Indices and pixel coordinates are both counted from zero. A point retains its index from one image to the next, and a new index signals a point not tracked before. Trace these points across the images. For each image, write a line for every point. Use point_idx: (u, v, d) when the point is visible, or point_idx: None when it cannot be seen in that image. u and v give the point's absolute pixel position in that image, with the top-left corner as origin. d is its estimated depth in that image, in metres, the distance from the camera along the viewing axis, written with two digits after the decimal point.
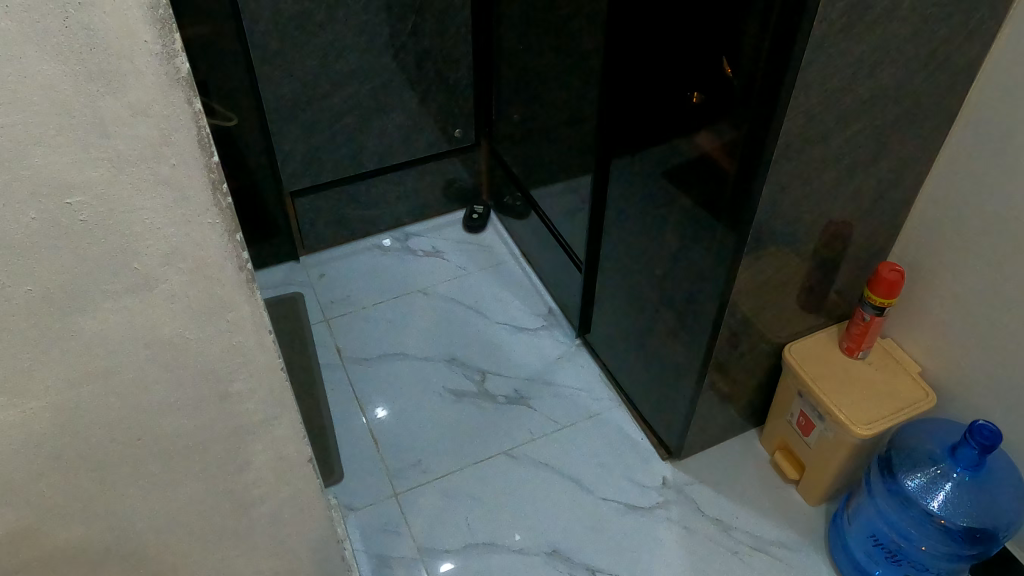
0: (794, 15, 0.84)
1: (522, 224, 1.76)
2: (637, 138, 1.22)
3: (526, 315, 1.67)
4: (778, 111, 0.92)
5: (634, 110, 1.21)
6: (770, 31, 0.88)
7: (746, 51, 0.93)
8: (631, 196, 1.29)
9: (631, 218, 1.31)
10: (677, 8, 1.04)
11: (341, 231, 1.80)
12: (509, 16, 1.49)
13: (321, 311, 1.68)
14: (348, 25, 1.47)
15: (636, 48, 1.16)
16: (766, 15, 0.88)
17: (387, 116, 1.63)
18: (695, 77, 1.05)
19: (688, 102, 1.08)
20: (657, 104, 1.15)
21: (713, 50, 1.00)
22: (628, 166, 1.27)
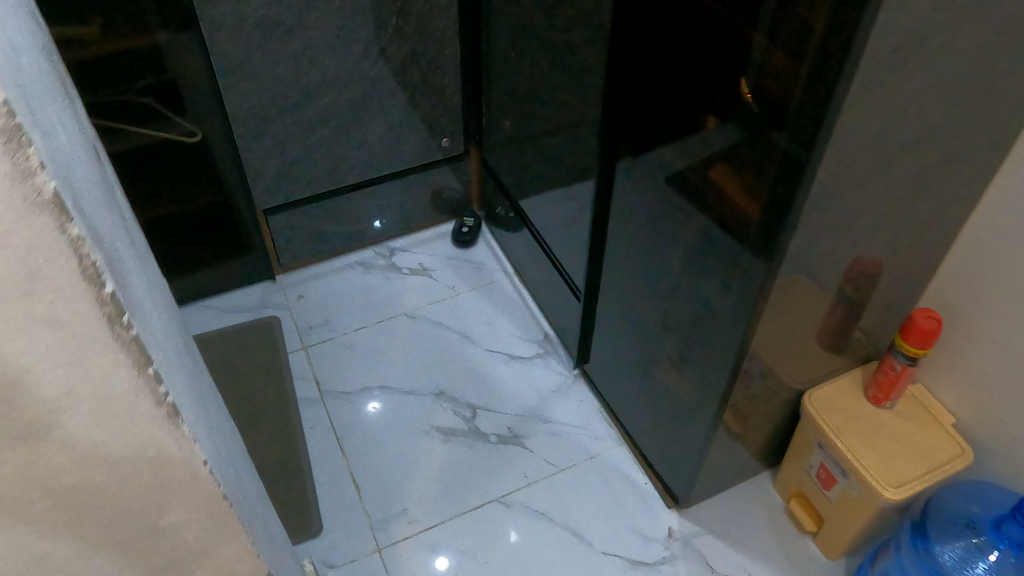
0: (837, 51, 0.71)
1: (516, 239, 1.62)
2: (645, 164, 1.09)
3: (520, 341, 1.54)
4: (812, 160, 0.79)
5: (643, 135, 1.07)
6: (804, 67, 0.75)
7: (775, 84, 0.80)
8: (638, 226, 1.16)
9: (636, 250, 1.18)
10: (688, 23, 0.90)
11: (321, 247, 1.66)
12: (500, 19, 1.34)
13: (299, 337, 1.55)
14: (322, 30, 1.32)
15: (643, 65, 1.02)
16: (799, 47, 0.74)
17: (368, 126, 1.49)
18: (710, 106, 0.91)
19: (705, 130, 0.94)
20: (667, 128, 1.01)
21: (732, 76, 0.86)
22: (634, 194, 1.14)
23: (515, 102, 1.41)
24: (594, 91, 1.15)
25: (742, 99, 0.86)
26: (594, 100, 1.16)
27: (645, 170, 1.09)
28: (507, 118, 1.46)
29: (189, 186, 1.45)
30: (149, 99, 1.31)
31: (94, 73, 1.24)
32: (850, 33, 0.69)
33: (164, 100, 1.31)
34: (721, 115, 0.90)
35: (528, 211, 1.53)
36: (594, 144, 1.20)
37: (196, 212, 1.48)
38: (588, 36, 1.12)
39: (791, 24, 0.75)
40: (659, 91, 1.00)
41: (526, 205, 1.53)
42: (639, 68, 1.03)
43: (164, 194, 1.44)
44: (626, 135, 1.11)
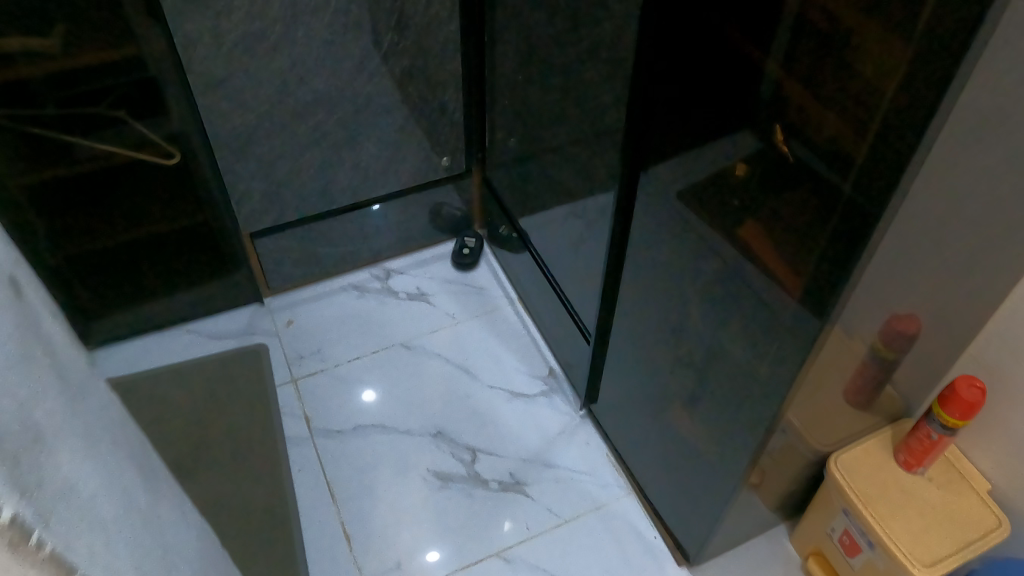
0: (910, 133, 0.60)
1: (520, 264, 1.52)
2: (659, 214, 0.98)
3: (522, 376, 1.45)
4: (860, 259, 0.68)
5: (656, 184, 0.96)
6: (865, 144, 0.63)
7: (819, 162, 0.68)
8: (652, 277, 1.06)
9: (650, 300, 1.09)
10: (723, 65, 0.76)
11: (312, 269, 1.56)
12: (505, 37, 1.23)
13: (288, 368, 1.46)
14: (311, 46, 1.21)
15: (660, 112, 0.90)
16: (860, 121, 0.62)
17: (362, 146, 1.38)
18: (728, 166, 0.80)
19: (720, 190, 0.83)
20: (681, 182, 0.90)
21: (765, 134, 0.72)
22: (648, 242, 1.04)
23: (521, 126, 1.31)
24: (607, 127, 1.04)
25: (769, 169, 0.74)
26: (606, 137, 1.05)
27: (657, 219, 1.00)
28: (513, 141, 1.36)
29: (166, 203, 1.38)
30: (122, 113, 1.23)
31: (63, 88, 1.18)
32: (926, 117, 0.58)
33: (139, 117, 1.24)
34: (739, 180, 0.78)
35: (533, 239, 1.43)
36: (606, 182, 1.09)
37: (172, 235, 1.42)
38: (599, 68, 1.01)
39: (849, 95, 0.63)
40: (673, 141, 0.89)
41: (532, 232, 1.43)
42: (654, 113, 0.91)
43: (140, 212, 1.38)
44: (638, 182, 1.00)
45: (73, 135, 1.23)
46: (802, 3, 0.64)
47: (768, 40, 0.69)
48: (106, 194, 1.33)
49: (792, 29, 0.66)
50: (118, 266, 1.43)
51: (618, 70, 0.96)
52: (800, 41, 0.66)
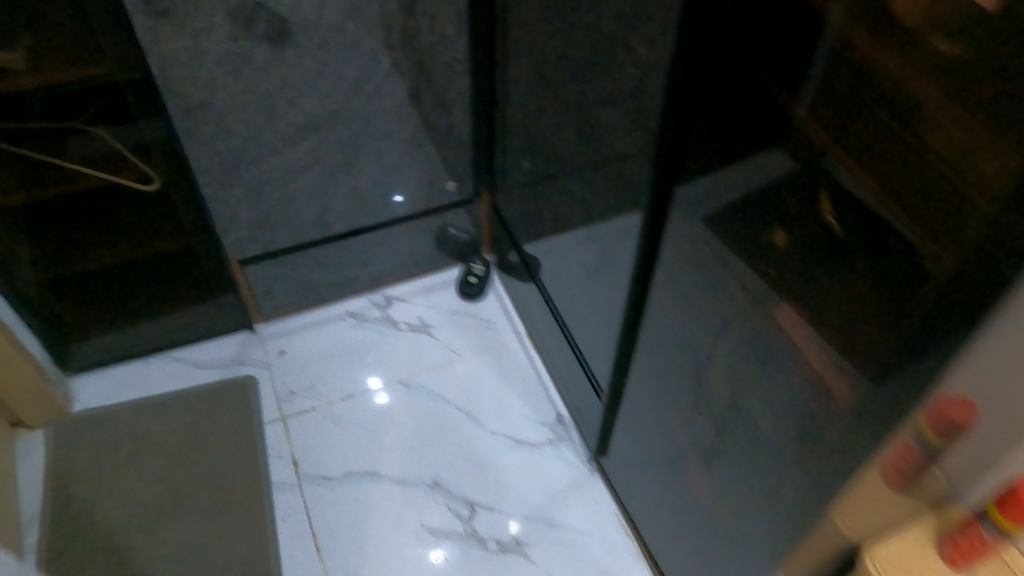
0: (1005, 265, 0.42)
1: (531, 298, 1.41)
2: (674, 282, 0.86)
3: (529, 422, 1.34)
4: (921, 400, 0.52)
5: (674, 249, 0.84)
6: (949, 260, 0.46)
7: (884, 274, 0.52)
8: (664, 343, 0.95)
9: (664, 370, 0.97)
10: (776, 117, 0.59)
11: (308, 296, 1.46)
12: (517, 61, 1.11)
13: (277, 406, 1.36)
14: (301, 65, 1.10)
15: (685, 173, 0.77)
16: (948, 228, 0.46)
17: (359, 170, 1.27)
18: (752, 252, 0.68)
19: (741, 275, 0.71)
20: (701, 253, 0.78)
21: (822, 217, 0.57)
22: (663, 309, 0.92)
23: (531, 158, 1.19)
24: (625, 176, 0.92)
25: (809, 269, 0.61)
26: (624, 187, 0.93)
27: (673, 288, 0.87)
28: (524, 170, 1.24)
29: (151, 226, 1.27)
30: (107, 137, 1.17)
31: (52, 107, 1.14)
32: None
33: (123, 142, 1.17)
34: (765, 269, 0.67)
35: (543, 276, 1.33)
36: (623, 234, 0.98)
37: (160, 259, 1.35)
38: (618, 112, 0.88)
39: (932, 199, 0.47)
40: (692, 209, 0.77)
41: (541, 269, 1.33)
42: (677, 172, 0.78)
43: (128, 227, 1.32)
44: (650, 245, 0.88)
45: (58, 156, 1.19)
46: (887, 63, 0.48)
47: (823, 114, 0.55)
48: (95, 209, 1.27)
49: (861, 106, 0.51)
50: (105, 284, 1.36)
51: (639, 118, 0.83)
52: (869, 124, 0.51)
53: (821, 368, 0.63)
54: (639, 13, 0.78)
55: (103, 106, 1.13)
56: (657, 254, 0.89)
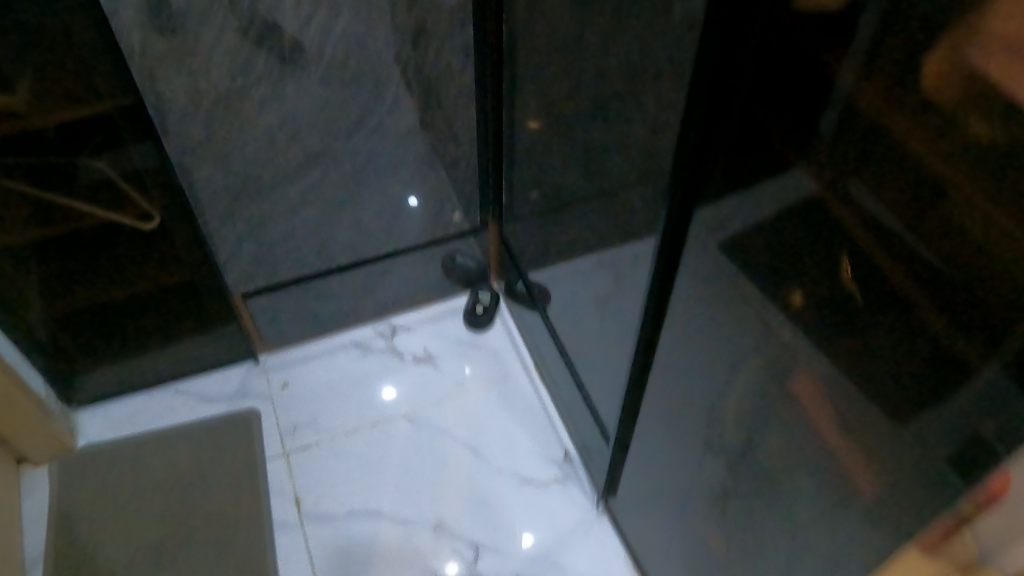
0: None
1: (540, 331, 1.38)
2: (674, 340, 0.82)
3: (535, 459, 1.31)
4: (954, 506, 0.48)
5: (674, 309, 0.80)
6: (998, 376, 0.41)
7: (909, 378, 0.47)
8: (665, 401, 0.91)
9: (668, 426, 0.93)
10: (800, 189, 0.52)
11: (312, 325, 1.43)
12: (525, 96, 1.07)
13: (280, 441, 1.34)
14: (300, 102, 1.06)
15: (686, 232, 0.72)
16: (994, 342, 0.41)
17: (362, 204, 1.24)
18: (749, 329, 0.64)
19: (742, 351, 0.66)
20: (701, 319, 0.74)
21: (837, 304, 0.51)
22: (666, 369, 0.88)
23: (540, 193, 1.15)
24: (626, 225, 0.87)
25: (814, 361, 0.56)
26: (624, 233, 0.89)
27: (676, 351, 0.83)
28: (532, 205, 1.20)
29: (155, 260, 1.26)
30: (112, 175, 1.15)
31: (58, 147, 1.11)
32: None
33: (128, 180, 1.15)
34: (766, 352, 0.62)
35: (551, 312, 1.31)
36: (624, 283, 0.93)
37: (166, 294, 1.33)
38: (623, 160, 0.84)
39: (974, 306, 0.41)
40: (693, 274, 0.72)
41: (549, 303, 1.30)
42: (676, 227, 0.73)
43: (132, 265, 1.30)
44: (649, 303, 0.83)
45: (67, 194, 1.17)
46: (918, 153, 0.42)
47: (846, 195, 0.48)
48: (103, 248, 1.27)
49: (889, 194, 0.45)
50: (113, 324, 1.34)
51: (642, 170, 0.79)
52: (897, 214, 0.45)
53: (825, 465, 0.58)
54: (645, 60, 0.73)
55: (106, 146, 1.10)
56: (660, 311, 0.84)
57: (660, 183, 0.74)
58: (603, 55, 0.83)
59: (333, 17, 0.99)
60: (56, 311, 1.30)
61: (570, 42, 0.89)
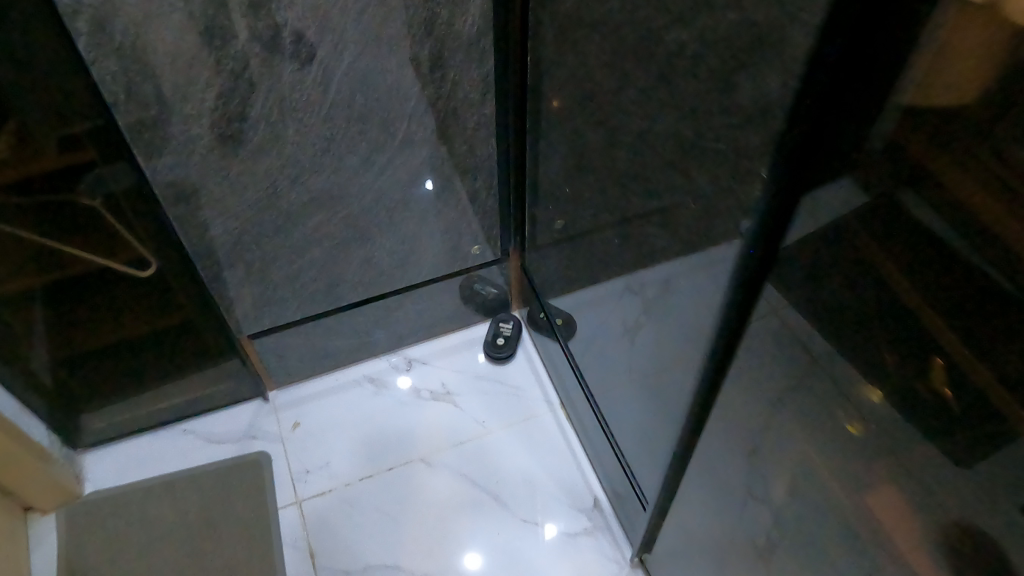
0: None
1: (565, 367, 1.30)
2: (726, 435, 0.73)
3: (563, 510, 1.23)
4: None
5: (721, 403, 0.71)
6: None
7: None
8: (714, 490, 0.82)
9: (714, 513, 0.84)
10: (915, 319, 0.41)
11: (323, 361, 1.36)
12: (551, 129, 0.96)
13: (292, 487, 1.27)
14: (305, 144, 0.95)
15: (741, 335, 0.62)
16: None
17: (373, 243, 1.14)
18: (830, 463, 0.54)
19: (814, 481, 0.57)
20: (758, 428, 0.64)
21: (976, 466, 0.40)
22: (712, 457, 0.79)
23: (568, 234, 1.05)
24: (664, 294, 0.78)
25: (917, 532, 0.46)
26: (665, 305, 0.79)
27: (725, 446, 0.74)
28: (560, 244, 1.10)
29: (156, 307, 1.17)
30: (100, 215, 0.99)
31: (34, 187, 0.94)
32: None
33: (118, 220, 1.00)
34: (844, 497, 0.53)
35: (570, 344, 1.25)
36: (663, 353, 0.84)
37: (165, 331, 1.20)
38: (658, 225, 0.74)
39: None
40: (748, 378, 0.63)
41: (572, 335, 1.23)
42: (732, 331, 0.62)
43: (129, 309, 1.16)
44: (699, 395, 0.73)
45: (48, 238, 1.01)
46: None
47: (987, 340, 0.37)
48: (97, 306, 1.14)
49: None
50: (115, 372, 1.25)
51: (683, 244, 0.68)
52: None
53: None
54: (687, 127, 0.61)
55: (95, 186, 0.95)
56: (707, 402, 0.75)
57: (706, 269, 0.64)
58: (631, 109, 0.71)
59: (341, 56, 0.87)
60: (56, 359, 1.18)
61: (596, 87, 0.78)
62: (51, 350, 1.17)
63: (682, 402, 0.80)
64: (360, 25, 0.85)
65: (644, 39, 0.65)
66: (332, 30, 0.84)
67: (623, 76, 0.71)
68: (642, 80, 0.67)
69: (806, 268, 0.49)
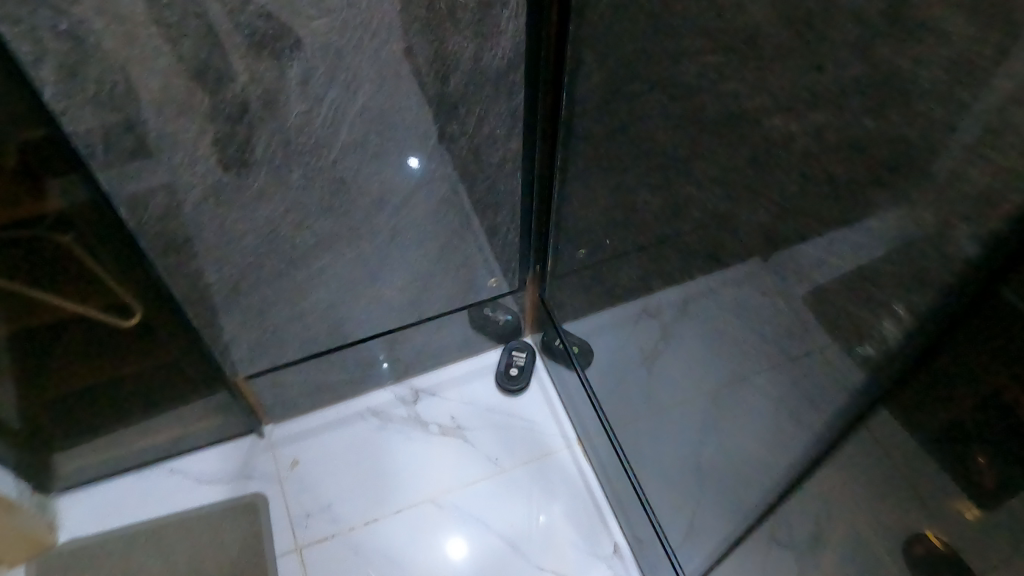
0: None
1: (583, 401, 1.21)
2: (797, 547, 0.65)
3: (582, 557, 1.15)
4: None
5: (796, 515, 0.62)
6: None
7: None
8: None
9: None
10: None
11: (324, 394, 1.27)
12: (587, 171, 0.86)
13: (292, 532, 1.18)
14: (312, 189, 0.85)
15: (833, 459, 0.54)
16: None
17: (383, 283, 1.04)
18: None
19: None
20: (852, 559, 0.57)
21: None
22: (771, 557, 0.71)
23: (598, 278, 0.96)
24: (723, 382, 0.69)
25: None
26: (721, 394, 0.70)
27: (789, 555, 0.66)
28: (588, 285, 1.01)
29: (143, 359, 1.04)
30: (89, 265, 0.85)
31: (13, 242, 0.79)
32: None
33: (110, 268, 0.86)
34: None
35: (589, 374, 1.17)
36: (714, 436, 0.75)
37: (156, 373, 1.08)
38: (723, 311, 0.65)
39: None
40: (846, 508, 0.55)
41: (589, 362, 1.15)
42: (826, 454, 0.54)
43: (113, 356, 1.03)
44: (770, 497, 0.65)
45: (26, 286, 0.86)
46: None
47: None
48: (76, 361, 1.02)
49: None
50: (95, 418, 1.12)
51: (761, 343, 0.60)
52: None
53: None
54: (781, 231, 0.52)
55: (80, 233, 0.80)
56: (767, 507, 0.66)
57: (804, 384, 0.55)
58: (700, 184, 0.62)
59: (354, 96, 0.76)
60: (37, 407, 1.06)
61: (651, 147, 0.68)
62: (23, 406, 1.04)
63: (742, 498, 0.72)
64: (376, 64, 0.74)
65: (722, 118, 0.55)
66: (344, 69, 0.73)
67: (690, 148, 0.61)
68: (719, 157, 0.57)
69: (949, 415, 0.41)
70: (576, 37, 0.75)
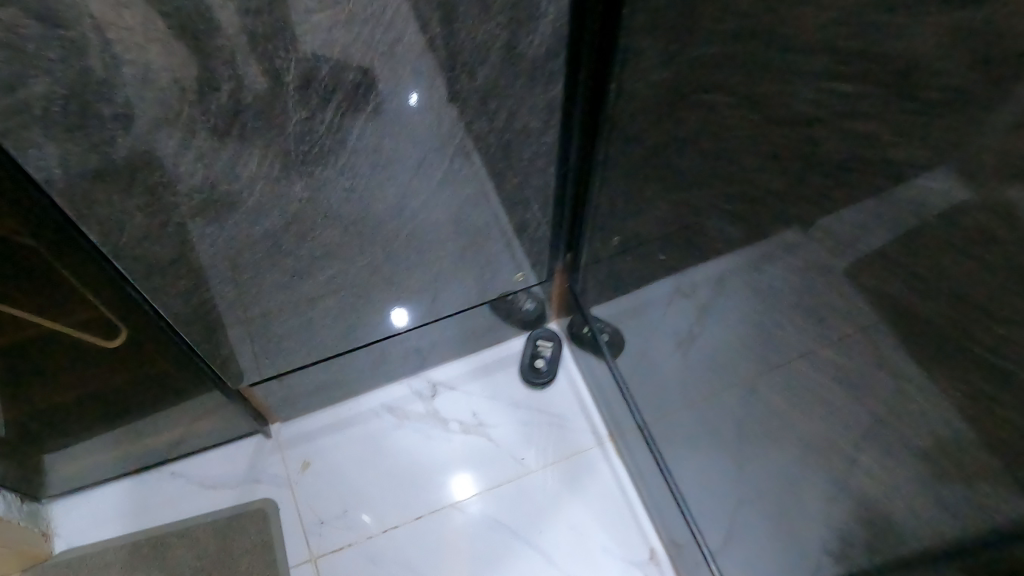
0: None
1: (615, 396, 1.12)
2: None
3: (618, 566, 1.07)
4: None
5: None
6: None
7: None
8: None
9: None
10: None
11: (334, 391, 1.18)
12: (635, 171, 0.74)
13: (307, 540, 1.10)
14: (318, 198, 0.73)
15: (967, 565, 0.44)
16: None
17: (400, 286, 0.93)
18: None
19: None
20: None
21: None
22: None
23: (641, 283, 0.85)
24: (795, 445, 0.59)
25: None
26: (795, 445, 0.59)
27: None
28: (627, 286, 0.90)
29: (146, 393, 0.94)
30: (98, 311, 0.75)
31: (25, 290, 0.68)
32: None
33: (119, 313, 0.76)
34: None
35: (619, 362, 1.06)
36: (777, 482, 0.65)
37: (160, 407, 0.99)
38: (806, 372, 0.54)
39: None
40: None
41: (620, 351, 1.05)
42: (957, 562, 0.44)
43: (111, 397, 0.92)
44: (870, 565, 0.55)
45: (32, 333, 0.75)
46: None
47: None
48: (62, 406, 0.90)
49: None
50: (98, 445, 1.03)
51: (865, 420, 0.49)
52: None
53: None
54: (908, 315, 0.41)
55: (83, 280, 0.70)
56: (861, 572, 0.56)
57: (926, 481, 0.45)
58: (791, 221, 0.50)
59: (363, 97, 0.63)
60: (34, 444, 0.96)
61: (727, 169, 0.56)
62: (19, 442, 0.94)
63: (823, 569, 0.63)
64: (391, 58, 0.61)
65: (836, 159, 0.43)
66: (351, 66, 0.60)
67: (783, 185, 0.49)
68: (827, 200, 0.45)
69: None
70: (627, 22, 0.62)
